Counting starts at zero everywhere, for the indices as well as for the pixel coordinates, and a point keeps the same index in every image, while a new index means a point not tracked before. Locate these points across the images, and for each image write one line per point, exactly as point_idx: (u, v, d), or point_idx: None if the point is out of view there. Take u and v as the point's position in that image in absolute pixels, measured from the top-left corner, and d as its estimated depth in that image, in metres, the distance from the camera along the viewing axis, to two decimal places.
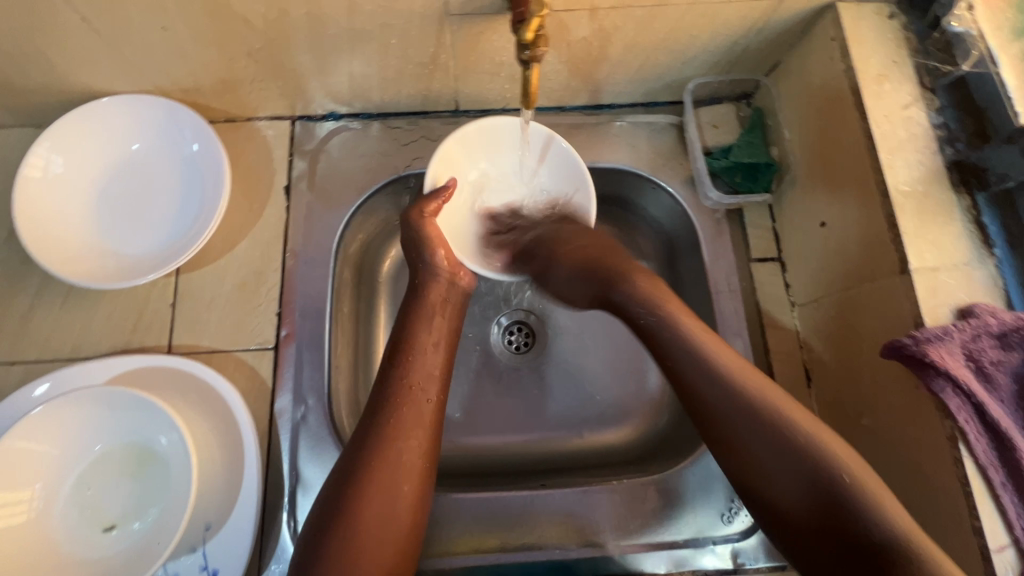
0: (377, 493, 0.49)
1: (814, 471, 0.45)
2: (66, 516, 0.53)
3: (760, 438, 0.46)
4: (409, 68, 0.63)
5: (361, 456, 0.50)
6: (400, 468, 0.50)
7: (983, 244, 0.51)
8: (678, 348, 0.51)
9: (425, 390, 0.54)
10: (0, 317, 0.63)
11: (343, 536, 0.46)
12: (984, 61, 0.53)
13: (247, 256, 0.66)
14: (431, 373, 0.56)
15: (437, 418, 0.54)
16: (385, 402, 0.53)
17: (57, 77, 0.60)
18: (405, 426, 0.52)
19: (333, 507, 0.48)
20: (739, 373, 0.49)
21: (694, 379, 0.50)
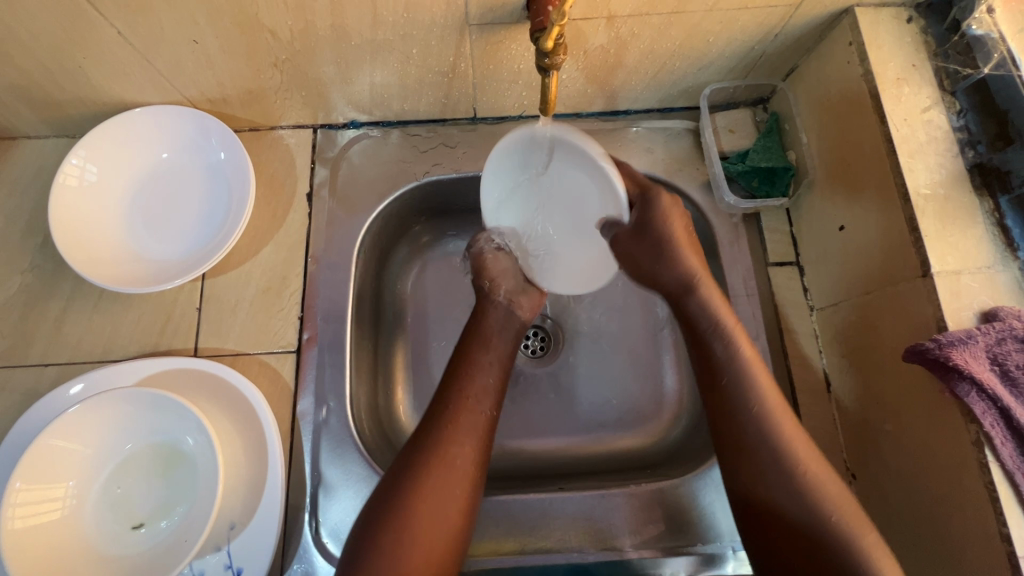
0: (454, 440, 0.54)
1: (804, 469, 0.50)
2: (97, 514, 0.54)
3: (765, 438, 0.51)
4: (428, 77, 0.65)
5: (419, 456, 0.53)
6: (456, 465, 0.53)
7: (1007, 247, 0.50)
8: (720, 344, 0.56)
9: (481, 400, 0.57)
10: (35, 319, 0.65)
11: (398, 529, 0.48)
12: (1005, 64, 0.53)
13: (271, 261, 0.68)
14: (485, 383, 0.59)
15: (490, 428, 0.57)
16: (447, 404, 0.56)
17: (91, 89, 0.63)
18: (464, 428, 0.55)
19: (391, 495, 0.51)
20: (770, 395, 0.53)
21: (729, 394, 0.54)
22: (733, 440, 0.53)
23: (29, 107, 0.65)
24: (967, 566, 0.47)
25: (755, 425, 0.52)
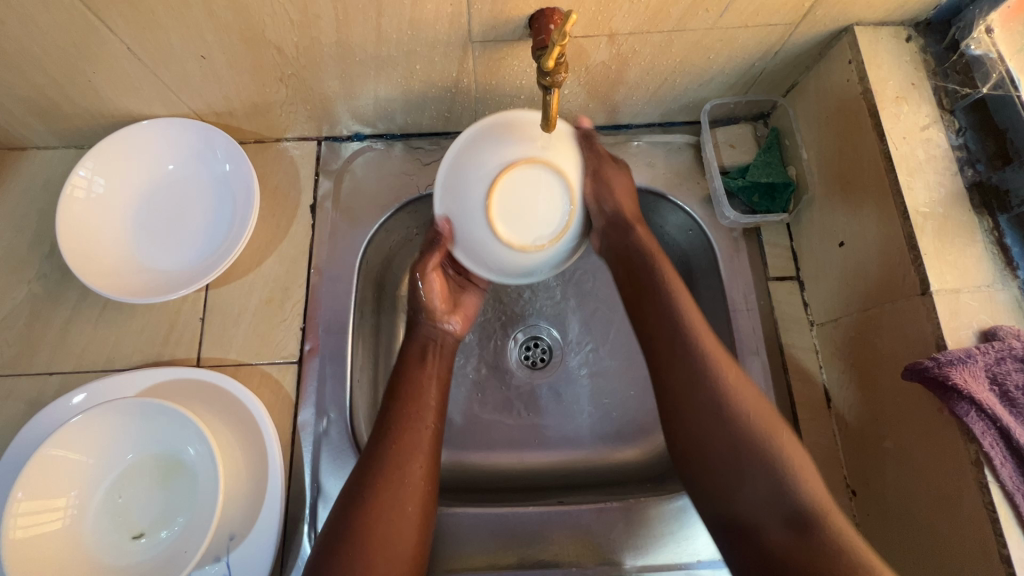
0: (399, 461, 0.55)
1: (775, 452, 0.49)
2: (97, 524, 0.54)
3: (713, 417, 0.51)
4: (432, 91, 0.66)
5: (365, 477, 0.54)
6: (403, 488, 0.54)
7: (1006, 266, 0.51)
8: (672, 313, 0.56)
9: (423, 416, 0.59)
10: (41, 327, 0.66)
11: (354, 551, 0.50)
12: (1004, 84, 0.53)
13: (274, 272, 0.68)
14: (430, 397, 0.60)
15: (436, 442, 0.59)
16: (391, 424, 0.57)
17: (101, 102, 0.64)
18: (410, 447, 0.56)
19: (346, 516, 0.52)
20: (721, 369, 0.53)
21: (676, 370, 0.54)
22: (684, 439, 0.53)
23: (39, 119, 0.66)
24: None
25: (730, 439, 0.50)
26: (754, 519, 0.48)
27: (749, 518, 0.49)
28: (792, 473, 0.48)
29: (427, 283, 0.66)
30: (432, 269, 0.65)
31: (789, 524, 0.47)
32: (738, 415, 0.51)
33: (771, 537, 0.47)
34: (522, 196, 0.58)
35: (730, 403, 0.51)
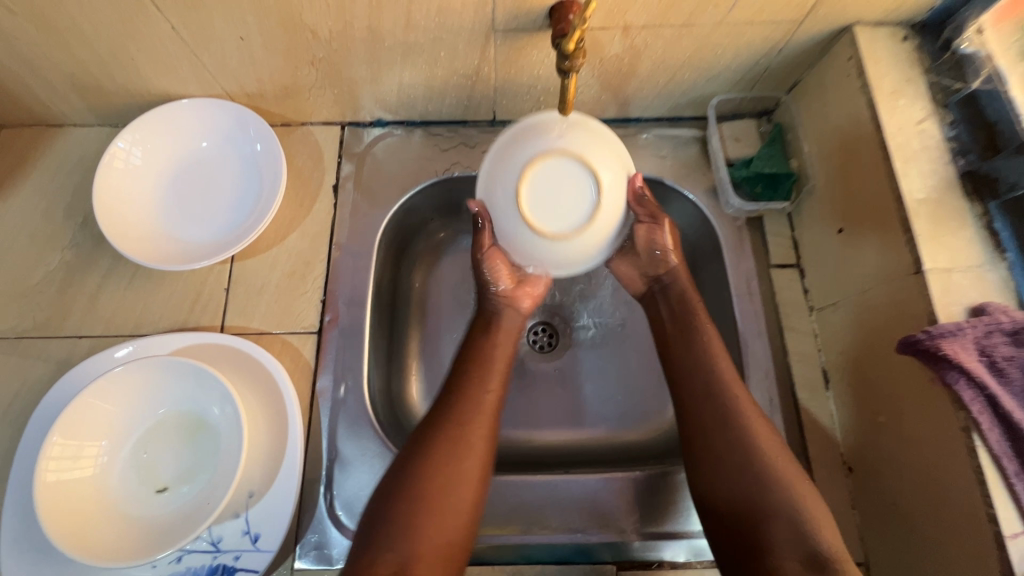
0: (462, 419, 0.58)
1: (773, 474, 0.53)
2: (123, 476, 0.57)
3: (713, 411, 0.57)
4: (453, 79, 0.69)
5: (431, 432, 0.57)
6: (468, 448, 0.57)
7: (996, 249, 0.54)
8: (693, 341, 0.62)
9: (487, 382, 0.62)
10: (72, 293, 0.68)
11: (411, 502, 0.53)
12: (994, 79, 0.56)
13: (297, 247, 0.71)
14: (494, 367, 0.64)
15: (498, 407, 0.62)
16: (457, 385, 0.61)
17: (140, 81, 0.67)
18: (473, 412, 0.59)
19: (407, 470, 0.55)
20: (733, 392, 0.58)
21: (690, 372, 0.61)
22: (693, 437, 0.58)
23: (79, 96, 0.69)
24: (958, 547, 0.49)
25: (720, 433, 0.56)
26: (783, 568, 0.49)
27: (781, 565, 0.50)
28: (755, 449, 0.55)
29: (490, 270, 0.67)
30: (491, 252, 0.66)
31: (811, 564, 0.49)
32: (743, 428, 0.56)
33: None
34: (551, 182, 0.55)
35: (739, 423, 0.56)
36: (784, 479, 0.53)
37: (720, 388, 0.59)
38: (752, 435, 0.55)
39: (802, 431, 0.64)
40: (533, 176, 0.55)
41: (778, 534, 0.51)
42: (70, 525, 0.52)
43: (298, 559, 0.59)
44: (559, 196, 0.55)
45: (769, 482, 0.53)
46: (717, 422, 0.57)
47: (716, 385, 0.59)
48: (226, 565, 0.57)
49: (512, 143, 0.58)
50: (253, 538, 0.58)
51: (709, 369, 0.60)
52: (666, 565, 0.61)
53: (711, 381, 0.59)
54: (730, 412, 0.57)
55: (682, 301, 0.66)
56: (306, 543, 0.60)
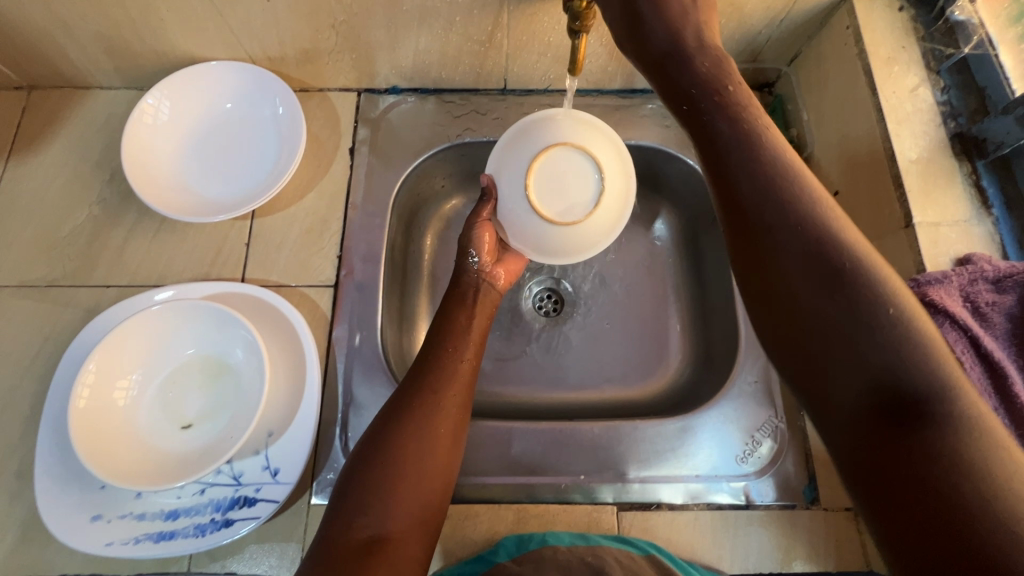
0: (437, 386, 0.58)
1: (888, 312, 0.38)
2: (151, 411, 0.60)
3: (774, 210, 0.43)
4: (467, 46, 0.72)
5: (405, 400, 0.57)
6: (440, 416, 0.57)
7: (983, 205, 0.56)
8: (734, 119, 0.47)
9: (462, 353, 0.62)
10: (99, 245, 0.71)
11: (383, 467, 0.52)
12: (984, 44, 0.60)
13: (315, 206, 0.75)
14: (470, 340, 0.64)
15: (472, 378, 0.62)
16: (431, 355, 0.61)
17: (168, 43, 0.70)
18: (445, 381, 0.59)
19: (380, 437, 0.54)
20: (805, 178, 0.44)
21: (727, 148, 0.46)
22: (761, 270, 0.43)
23: (108, 57, 0.72)
24: None
25: (786, 214, 0.43)
26: (847, 423, 0.38)
27: (840, 421, 0.39)
28: (817, 218, 0.42)
29: (477, 241, 0.69)
30: (483, 223, 0.69)
31: (885, 411, 0.37)
32: (825, 232, 0.41)
33: (875, 432, 0.37)
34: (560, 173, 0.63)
35: (825, 235, 0.42)
36: (876, 304, 0.39)
37: (803, 207, 0.43)
38: (840, 242, 0.41)
39: None
40: (552, 158, 0.62)
41: (850, 383, 0.38)
42: (101, 450, 0.56)
43: (314, 495, 0.62)
44: (568, 184, 0.63)
45: (857, 317, 0.39)
46: (769, 222, 0.43)
47: (783, 191, 0.43)
48: (247, 497, 0.60)
49: (553, 121, 0.64)
50: (273, 472, 0.61)
51: (761, 153, 0.45)
52: (664, 506, 0.63)
53: (783, 197, 0.43)
54: (796, 229, 0.42)
55: (732, 107, 0.48)
56: (322, 480, 0.63)
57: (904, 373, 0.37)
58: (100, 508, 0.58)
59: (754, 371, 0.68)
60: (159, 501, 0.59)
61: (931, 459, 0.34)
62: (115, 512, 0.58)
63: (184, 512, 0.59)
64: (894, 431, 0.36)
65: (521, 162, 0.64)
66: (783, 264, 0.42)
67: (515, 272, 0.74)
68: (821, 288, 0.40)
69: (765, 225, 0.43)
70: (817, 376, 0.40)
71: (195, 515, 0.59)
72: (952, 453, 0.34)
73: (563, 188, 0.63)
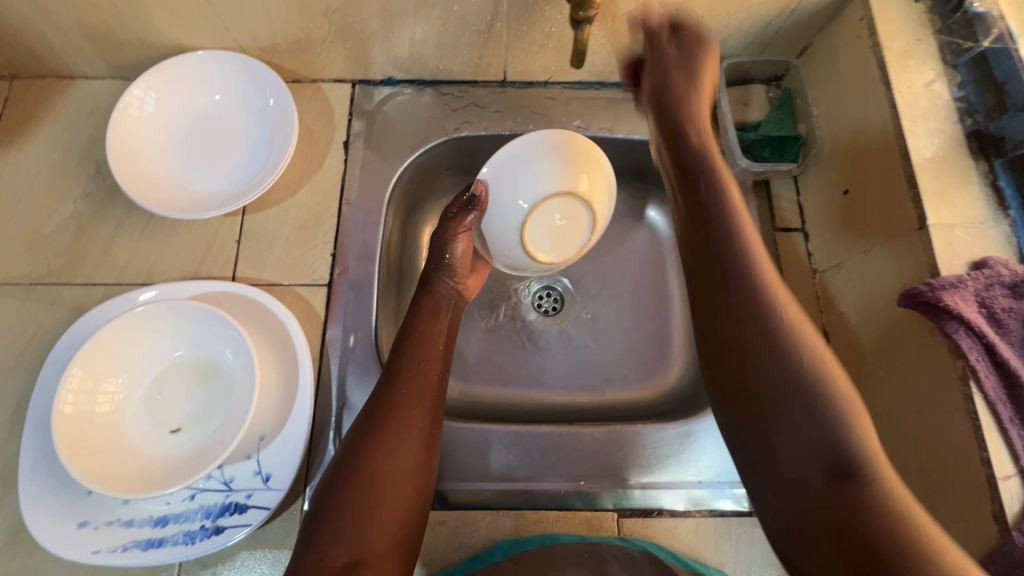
0: (406, 403, 0.57)
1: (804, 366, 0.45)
2: (138, 415, 0.59)
3: (731, 263, 0.50)
4: (465, 35, 0.69)
5: (374, 418, 0.55)
6: (411, 432, 0.55)
7: (999, 206, 0.54)
8: (716, 201, 0.54)
9: (430, 365, 0.61)
10: (84, 242, 0.69)
11: (355, 494, 0.51)
12: (1004, 38, 0.57)
13: (308, 201, 0.72)
14: (438, 352, 0.63)
15: (440, 390, 0.60)
16: (399, 369, 0.59)
17: (153, 31, 0.67)
18: (414, 396, 0.57)
19: (348, 459, 0.53)
20: (756, 254, 0.50)
21: (710, 231, 0.52)
22: (714, 318, 0.49)
23: (92, 46, 0.70)
24: (950, 492, 0.50)
25: (739, 272, 0.49)
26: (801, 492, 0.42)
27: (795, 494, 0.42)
28: (764, 287, 0.48)
29: (453, 250, 0.68)
30: (459, 235, 0.67)
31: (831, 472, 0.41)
32: (771, 317, 0.47)
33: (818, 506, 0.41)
34: (550, 220, 0.65)
35: (763, 302, 0.47)
36: (823, 390, 0.44)
37: (746, 252, 0.50)
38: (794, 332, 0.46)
39: None
40: (555, 204, 0.65)
41: (792, 444, 0.43)
42: (86, 456, 0.54)
43: (307, 501, 0.60)
44: (561, 225, 0.66)
45: (799, 378, 0.44)
46: (725, 263, 0.50)
47: (748, 274, 0.49)
48: (238, 503, 0.58)
49: (561, 162, 0.64)
50: (265, 478, 0.59)
51: (729, 243, 0.51)
52: (666, 513, 0.62)
53: (755, 293, 0.48)
54: (744, 275, 0.49)
55: (717, 183, 0.55)
56: (315, 485, 0.61)
57: (843, 445, 0.42)
58: (86, 514, 0.57)
59: None
60: (147, 507, 0.58)
61: (858, 514, 0.39)
62: (102, 518, 0.57)
63: (173, 519, 0.58)
64: (833, 487, 0.41)
65: (519, 194, 0.66)
66: (741, 332, 0.47)
67: (484, 280, 0.74)
68: (762, 324, 0.47)
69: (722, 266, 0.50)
70: (767, 435, 0.45)
71: (184, 522, 0.57)
72: (870, 525, 0.39)
73: (556, 227, 0.66)
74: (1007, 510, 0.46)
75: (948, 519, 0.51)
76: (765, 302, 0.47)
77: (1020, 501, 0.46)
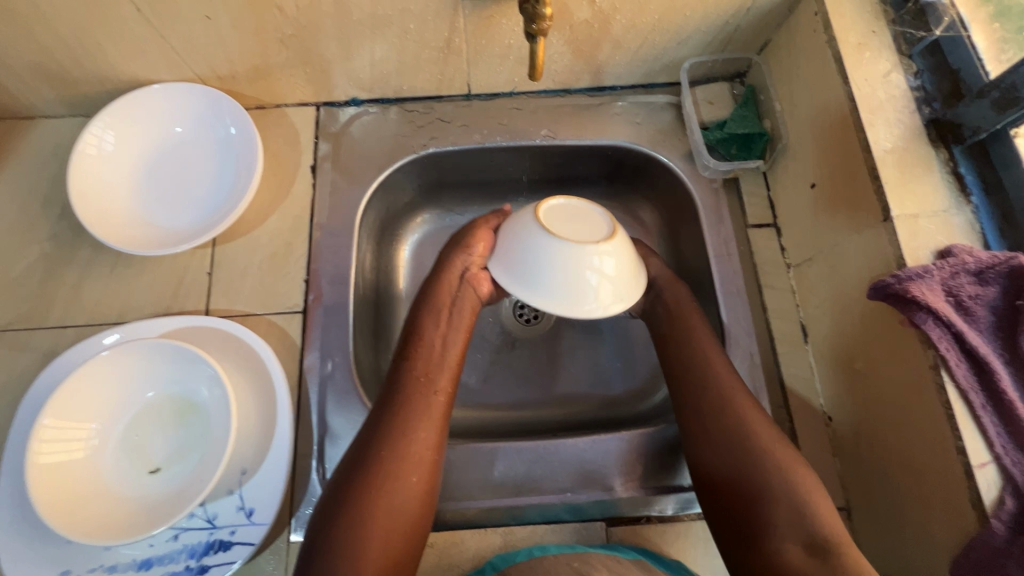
0: (410, 427, 0.55)
1: (755, 447, 0.54)
2: (116, 458, 0.58)
3: (701, 399, 0.58)
4: (425, 52, 0.69)
5: (374, 444, 0.54)
6: (415, 463, 0.54)
7: (961, 192, 0.55)
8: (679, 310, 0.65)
9: (435, 384, 0.59)
10: (53, 284, 0.68)
11: (356, 523, 0.50)
12: (955, 26, 0.58)
13: (278, 228, 0.72)
14: (443, 367, 0.60)
15: (447, 410, 0.59)
16: (400, 391, 0.58)
17: (108, 67, 0.67)
18: (422, 422, 0.56)
19: (349, 487, 0.52)
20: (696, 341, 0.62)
21: (680, 368, 0.61)
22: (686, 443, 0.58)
23: (47, 85, 0.69)
24: (929, 480, 0.51)
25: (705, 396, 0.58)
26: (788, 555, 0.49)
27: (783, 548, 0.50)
28: (738, 423, 0.56)
29: (473, 241, 0.65)
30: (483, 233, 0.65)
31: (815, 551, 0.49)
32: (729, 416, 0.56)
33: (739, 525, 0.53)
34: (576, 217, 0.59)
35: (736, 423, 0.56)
36: (753, 437, 0.55)
37: (709, 385, 0.59)
38: (746, 426, 0.56)
39: (784, 384, 0.66)
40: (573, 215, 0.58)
41: (779, 517, 0.51)
42: (63, 505, 0.53)
43: (294, 532, 0.60)
44: (576, 228, 0.57)
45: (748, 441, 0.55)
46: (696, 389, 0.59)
47: (722, 417, 0.57)
48: (222, 540, 0.57)
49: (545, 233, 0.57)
50: (248, 513, 0.58)
51: (694, 353, 0.61)
52: (654, 519, 0.62)
53: (710, 399, 0.58)
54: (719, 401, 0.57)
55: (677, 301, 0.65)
56: (301, 516, 0.60)
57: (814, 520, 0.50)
58: (68, 563, 0.56)
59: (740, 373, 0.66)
60: (130, 551, 0.57)
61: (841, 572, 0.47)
62: (84, 566, 0.56)
63: (157, 561, 0.57)
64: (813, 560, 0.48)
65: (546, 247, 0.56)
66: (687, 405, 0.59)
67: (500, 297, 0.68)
68: (712, 374, 0.59)
69: (694, 389, 0.59)
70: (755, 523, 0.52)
71: (168, 564, 0.57)
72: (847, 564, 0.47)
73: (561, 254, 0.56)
74: (984, 498, 0.46)
75: (930, 509, 0.51)
76: (748, 426, 0.56)
77: (997, 487, 0.46)
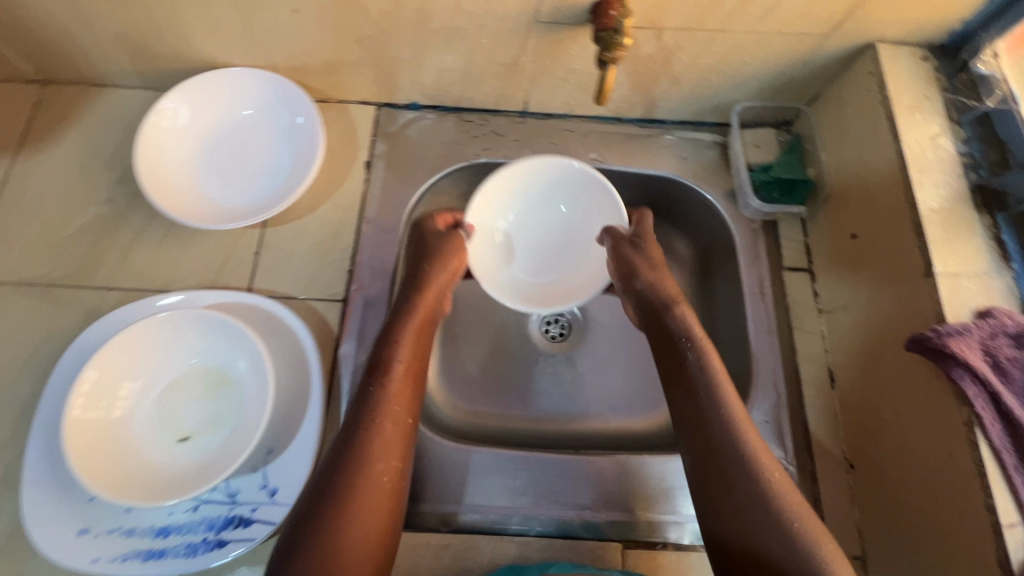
0: (373, 455, 0.52)
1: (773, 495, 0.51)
2: (149, 422, 0.59)
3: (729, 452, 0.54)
4: (492, 67, 0.72)
5: (337, 473, 0.51)
6: (377, 489, 0.52)
7: (1002, 258, 0.56)
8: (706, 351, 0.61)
9: (401, 411, 0.56)
10: (104, 246, 0.70)
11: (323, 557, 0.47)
12: (1008, 99, 0.61)
13: (327, 218, 0.73)
14: (410, 395, 0.58)
15: (409, 439, 0.56)
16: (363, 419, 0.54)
17: (190, 46, 0.69)
18: (380, 449, 0.53)
19: (313, 517, 0.49)
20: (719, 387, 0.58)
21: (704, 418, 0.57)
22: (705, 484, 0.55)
23: (127, 58, 0.72)
24: (951, 537, 0.51)
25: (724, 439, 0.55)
26: None
27: None
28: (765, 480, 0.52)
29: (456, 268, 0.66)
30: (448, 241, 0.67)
31: None
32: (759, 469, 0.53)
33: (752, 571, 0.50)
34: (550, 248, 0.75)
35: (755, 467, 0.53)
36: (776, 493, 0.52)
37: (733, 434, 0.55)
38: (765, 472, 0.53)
39: (808, 427, 0.66)
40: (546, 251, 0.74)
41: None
42: (94, 461, 0.54)
43: None
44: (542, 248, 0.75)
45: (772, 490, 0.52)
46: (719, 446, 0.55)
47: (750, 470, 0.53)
48: (242, 517, 0.58)
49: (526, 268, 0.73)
50: (270, 493, 0.58)
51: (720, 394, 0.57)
52: (670, 547, 0.62)
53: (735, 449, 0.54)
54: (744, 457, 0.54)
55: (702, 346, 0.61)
56: None
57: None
58: (87, 522, 0.56)
59: (766, 410, 0.66)
60: (150, 517, 0.57)
61: None
62: (103, 525, 0.56)
63: (175, 530, 0.57)
64: None
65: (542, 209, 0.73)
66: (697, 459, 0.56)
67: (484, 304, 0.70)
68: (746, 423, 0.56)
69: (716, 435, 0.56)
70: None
71: (186, 534, 0.57)
72: None
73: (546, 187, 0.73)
74: (1012, 558, 0.47)
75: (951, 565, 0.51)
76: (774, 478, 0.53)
77: None
